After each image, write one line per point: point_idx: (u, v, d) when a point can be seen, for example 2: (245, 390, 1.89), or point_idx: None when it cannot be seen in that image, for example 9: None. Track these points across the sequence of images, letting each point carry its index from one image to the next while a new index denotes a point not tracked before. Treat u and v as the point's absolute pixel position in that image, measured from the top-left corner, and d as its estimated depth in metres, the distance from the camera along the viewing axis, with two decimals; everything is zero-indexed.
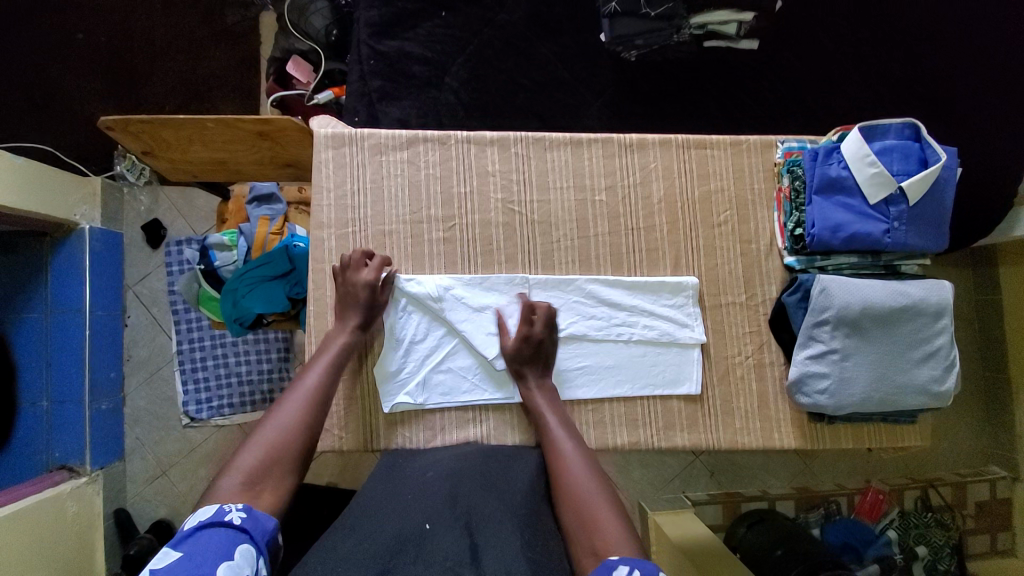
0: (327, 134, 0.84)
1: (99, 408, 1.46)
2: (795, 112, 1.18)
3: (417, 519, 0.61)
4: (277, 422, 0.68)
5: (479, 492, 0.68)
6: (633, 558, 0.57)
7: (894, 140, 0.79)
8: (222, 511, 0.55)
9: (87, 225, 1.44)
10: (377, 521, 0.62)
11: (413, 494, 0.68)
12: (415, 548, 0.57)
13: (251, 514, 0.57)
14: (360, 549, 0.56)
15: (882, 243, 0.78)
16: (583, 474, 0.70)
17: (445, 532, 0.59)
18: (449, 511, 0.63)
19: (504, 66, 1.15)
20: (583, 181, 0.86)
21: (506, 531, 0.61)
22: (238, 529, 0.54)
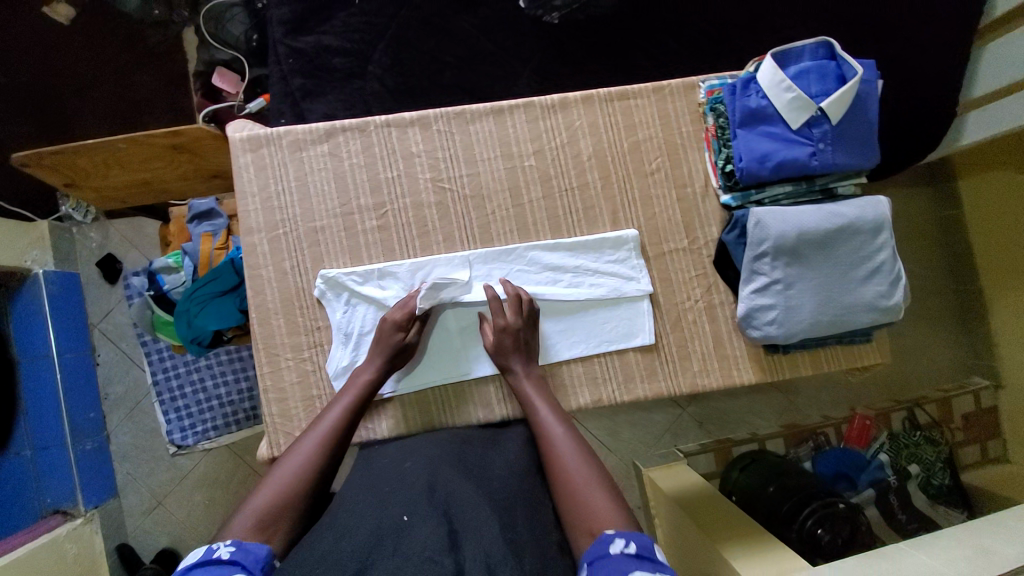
0: (243, 137, 0.82)
1: (84, 450, 1.45)
2: (725, 52, 1.16)
3: (395, 512, 0.60)
4: (293, 462, 0.67)
5: (456, 478, 0.67)
6: (626, 531, 0.59)
7: (809, 61, 0.78)
8: (210, 550, 0.55)
9: (40, 269, 1.41)
10: (354, 517, 0.61)
11: (392, 486, 0.66)
12: (393, 541, 0.56)
13: (241, 547, 0.56)
14: (339, 550, 0.56)
15: (810, 166, 0.78)
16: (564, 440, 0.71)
17: (422, 522, 0.58)
18: (426, 503, 0.61)
19: (427, 46, 1.13)
20: (510, 149, 0.85)
21: (483, 512, 0.61)
22: (228, 563, 0.54)
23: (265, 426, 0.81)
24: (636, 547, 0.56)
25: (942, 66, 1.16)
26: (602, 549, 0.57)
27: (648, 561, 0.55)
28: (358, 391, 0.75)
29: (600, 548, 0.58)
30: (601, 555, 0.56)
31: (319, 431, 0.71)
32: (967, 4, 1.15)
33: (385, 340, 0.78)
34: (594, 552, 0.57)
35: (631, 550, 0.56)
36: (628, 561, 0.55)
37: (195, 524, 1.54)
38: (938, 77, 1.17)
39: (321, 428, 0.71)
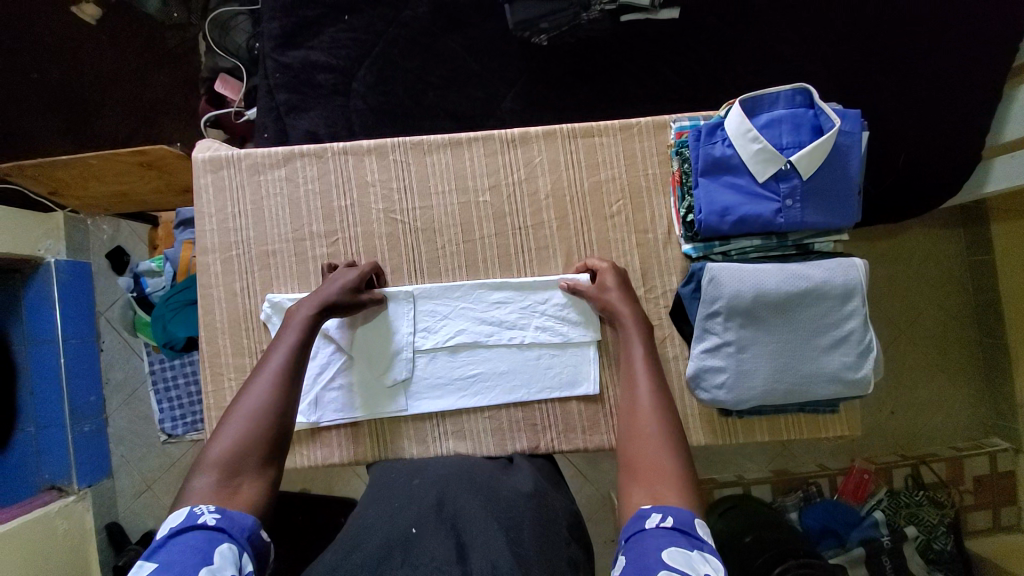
0: (204, 158, 0.84)
1: (82, 431, 1.54)
2: (728, 81, 1.08)
3: (404, 523, 0.62)
4: (250, 401, 0.65)
5: (465, 493, 0.67)
6: (667, 507, 0.58)
7: (783, 109, 0.73)
8: (194, 515, 0.53)
9: (52, 259, 1.50)
10: (365, 528, 0.63)
11: (402, 496, 0.68)
12: (403, 552, 0.58)
13: (226, 514, 0.55)
14: (352, 558, 0.58)
15: (774, 223, 0.73)
16: (646, 390, 0.70)
17: (432, 534, 0.60)
18: (434, 515, 0.63)
19: (412, 64, 1.11)
20: (466, 183, 0.83)
21: (492, 528, 0.61)
22: (214, 530, 0.53)
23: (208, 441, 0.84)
24: (674, 521, 0.55)
25: (971, 106, 1.05)
26: (637, 526, 0.57)
27: (685, 535, 0.54)
28: (300, 325, 0.72)
29: (636, 523, 0.57)
30: (638, 530, 0.56)
31: (271, 368, 0.68)
32: (1008, 38, 1.03)
33: (337, 282, 0.76)
34: (630, 529, 0.57)
35: (667, 524, 0.55)
36: (664, 535, 0.54)
37: None
38: (969, 115, 1.05)
39: (271, 367, 0.68)
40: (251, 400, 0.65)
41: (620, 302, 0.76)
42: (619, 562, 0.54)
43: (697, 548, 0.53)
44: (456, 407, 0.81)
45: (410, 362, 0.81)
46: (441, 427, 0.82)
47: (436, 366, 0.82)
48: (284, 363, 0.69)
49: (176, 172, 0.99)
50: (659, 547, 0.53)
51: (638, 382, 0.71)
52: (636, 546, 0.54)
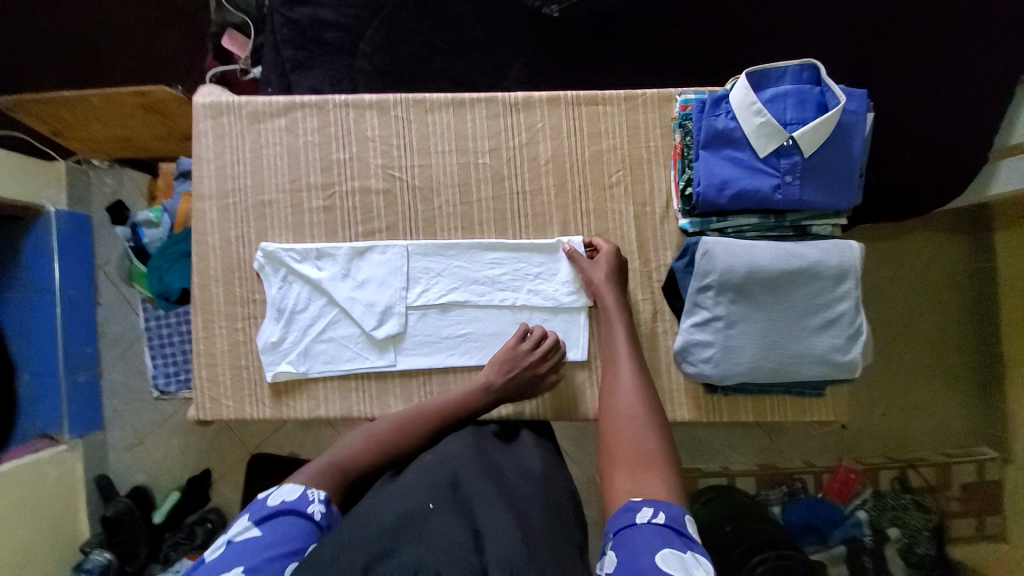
0: (205, 104, 0.84)
1: (76, 381, 1.55)
2: (739, 64, 1.07)
3: (419, 499, 0.58)
4: (377, 435, 0.70)
5: (479, 476, 0.63)
6: (656, 501, 0.57)
7: (791, 84, 0.72)
8: (308, 500, 0.59)
9: (53, 208, 1.51)
10: (383, 500, 0.58)
11: (412, 472, 0.63)
12: (418, 530, 0.54)
13: (327, 512, 0.60)
14: (368, 530, 0.53)
15: (773, 200, 0.72)
16: (630, 384, 0.70)
17: (448, 513, 0.56)
18: (449, 494, 0.59)
19: (421, 28, 1.10)
20: (466, 144, 0.83)
21: (503, 517, 0.57)
22: (314, 526, 0.58)
23: (195, 388, 0.84)
24: (665, 518, 0.55)
25: (987, 101, 1.02)
26: (628, 519, 0.56)
27: (677, 535, 0.53)
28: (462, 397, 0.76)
29: (625, 517, 0.56)
30: (627, 524, 0.55)
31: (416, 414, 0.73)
32: None
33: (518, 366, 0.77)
34: (620, 521, 0.56)
35: (659, 520, 0.54)
36: (656, 532, 0.53)
37: (170, 465, 1.64)
38: (985, 111, 1.03)
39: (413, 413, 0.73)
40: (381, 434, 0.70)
41: (609, 298, 0.77)
42: (608, 557, 0.53)
43: (690, 549, 0.51)
44: (443, 366, 0.82)
45: (402, 317, 0.82)
46: (428, 385, 0.83)
47: (426, 324, 0.82)
48: (430, 416, 0.73)
49: (175, 117, 0.98)
50: (654, 545, 0.51)
51: (626, 393, 0.69)
52: (629, 542, 0.53)
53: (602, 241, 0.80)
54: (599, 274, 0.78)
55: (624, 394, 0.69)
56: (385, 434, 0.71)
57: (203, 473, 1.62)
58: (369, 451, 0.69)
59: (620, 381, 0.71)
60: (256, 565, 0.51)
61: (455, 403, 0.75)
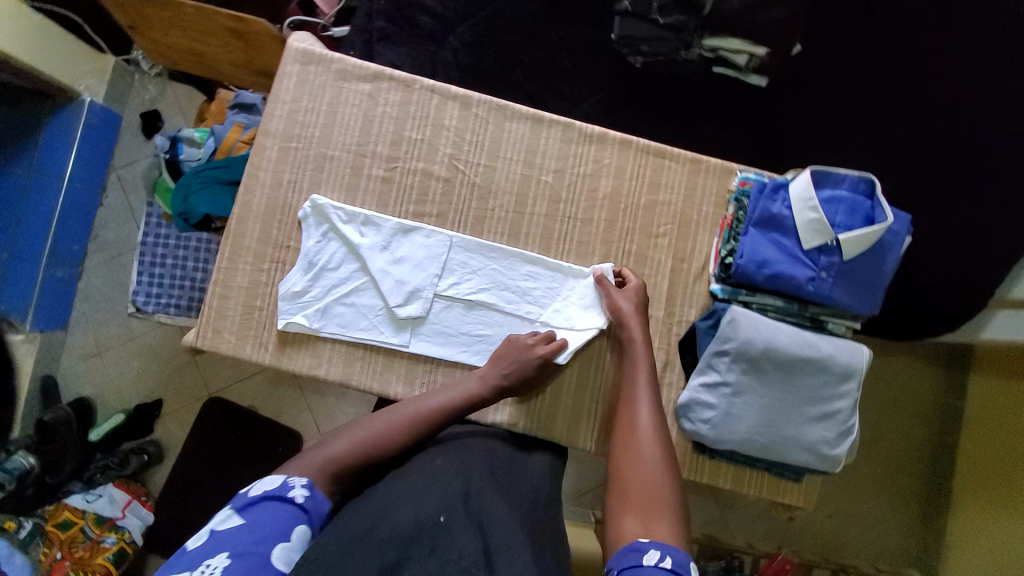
0: (298, 49, 0.85)
1: (53, 275, 1.50)
2: (789, 158, 1.14)
3: (431, 509, 0.59)
4: (378, 426, 0.71)
5: (492, 491, 0.65)
6: (663, 544, 0.60)
7: (846, 191, 0.78)
8: (288, 487, 0.60)
9: (89, 98, 1.49)
10: (397, 502, 0.60)
11: (426, 475, 0.65)
12: (429, 544, 0.56)
13: (311, 494, 0.61)
14: (382, 534, 0.55)
15: (804, 290, 0.77)
16: (646, 421, 0.73)
17: (459, 527, 0.58)
18: (462, 506, 0.61)
19: (511, 39, 1.15)
20: (534, 158, 0.86)
21: (515, 538, 0.59)
22: (298, 508, 0.59)
23: (199, 315, 0.83)
24: (670, 561, 0.57)
25: (1002, 256, 1.10)
26: (633, 559, 0.59)
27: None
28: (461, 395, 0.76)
29: (632, 556, 0.59)
30: (633, 564, 0.58)
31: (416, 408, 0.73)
32: None
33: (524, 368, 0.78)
34: (627, 560, 0.59)
35: (664, 564, 0.57)
36: (659, 573, 0.56)
37: (122, 384, 1.57)
38: (997, 264, 1.10)
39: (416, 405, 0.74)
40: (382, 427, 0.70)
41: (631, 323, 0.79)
42: None
43: None
44: (453, 360, 0.83)
45: (428, 303, 0.83)
46: (433, 374, 0.83)
47: (449, 316, 0.83)
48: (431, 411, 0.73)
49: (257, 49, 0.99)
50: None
51: (639, 434, 0.72)
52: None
53: (631, 273, 0.83)
54: (623, 303, 0.80)
55: (640, 433, 0.72)
56: (389, 427, 0.71)
57: (154, 402, 1.56)
58: (377, 440, 0.69)
59: (640, 423, 0.73)
60: (241, 551, 0.53)
61: (448, 402, 0.75)
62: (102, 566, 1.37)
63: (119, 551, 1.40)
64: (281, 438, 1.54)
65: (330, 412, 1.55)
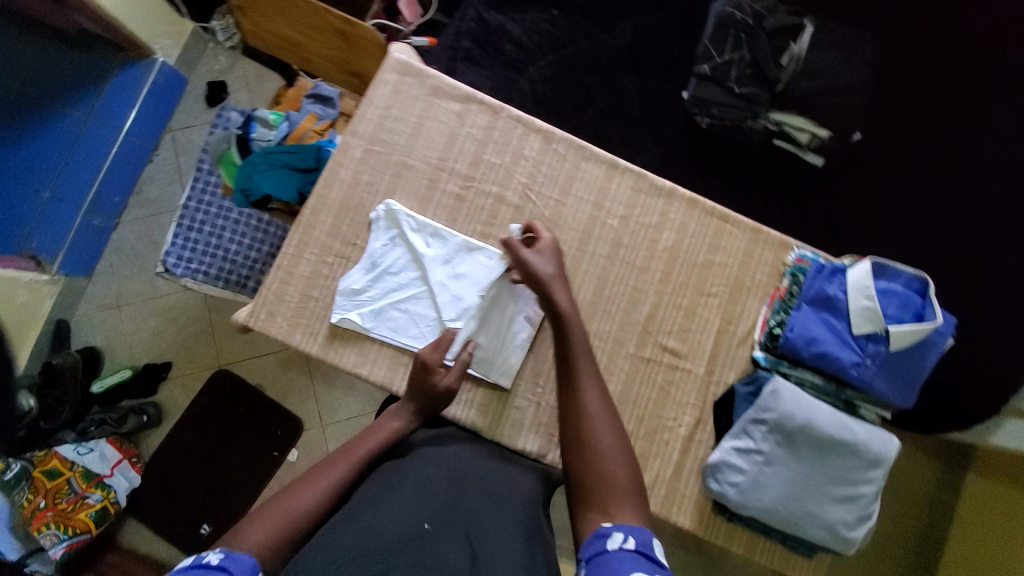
0: (399, 60, 0.89)
1: (89, 222, 1.50)
2: (836, 237, 1.16)
3: (417, 518, 0.65)
4: (310, 492, 0.69)
5: (474, 501, 0.71)
6: (626, 527, 0.64)
7: (899, 286, 0.81)
8: (200, 557, 0.57)
9: (161, 59, 1.52)
10: (382, 515, 0.65)
11: (413, 486, 0.70)
12: (417, 550, 0.61)
13: (229, 556, 0.58)
14: (367, 546, 0.60)
15: (847, 372, 0.80)
16: (598, 411, 0.75)
17: (443, 535, 0.64)
18: (445, 516, 0.67)
19: (588, 80, 1.21)
20: (603, 202, 0.89)
21: (497, 544, 0.66)
22: (217, 569, 0.56)
23: (257, 295, 0.84)
24: (635, 543, 0.61)
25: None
26: (600, 545, 0.62)
27: (644, 558, 0.59)
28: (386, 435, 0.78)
29: (597, 543, 0.62)
30: (601, 550, 0.61)
31: (351, 458, 0.74)
32: None
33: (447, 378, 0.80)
34: (593, 546, 0.62)
35: (629, 545, 0.61)
36: (627, 555, 0.59)
37: (134, 340, 1.56)
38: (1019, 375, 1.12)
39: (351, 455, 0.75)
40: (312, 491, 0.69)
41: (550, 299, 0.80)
42: None
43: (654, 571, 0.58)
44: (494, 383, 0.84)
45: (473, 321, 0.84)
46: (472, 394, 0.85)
47: (491, 336, 0.84)
48: (359, 463, 0.74)
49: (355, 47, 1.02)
50: (624, 567, 0.58)
51: (598, 425, 0.74)
52: (601, 568, 0.59)
53: (540, 227, 0.84)
54: (536, 263, 0.81)
55: (599, 426, 0.73)
56: (322, 485, 0.70)
57: (163, 364, 1.54)
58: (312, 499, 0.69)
59: (587, 402, 0.75)
60: None
61: (375, 452, 0.76)
62: (82, 522, 1.35)
63: (102, 509, 1.38)
64: (281, 424, 1.53)
65: (335, 406, 1.54)
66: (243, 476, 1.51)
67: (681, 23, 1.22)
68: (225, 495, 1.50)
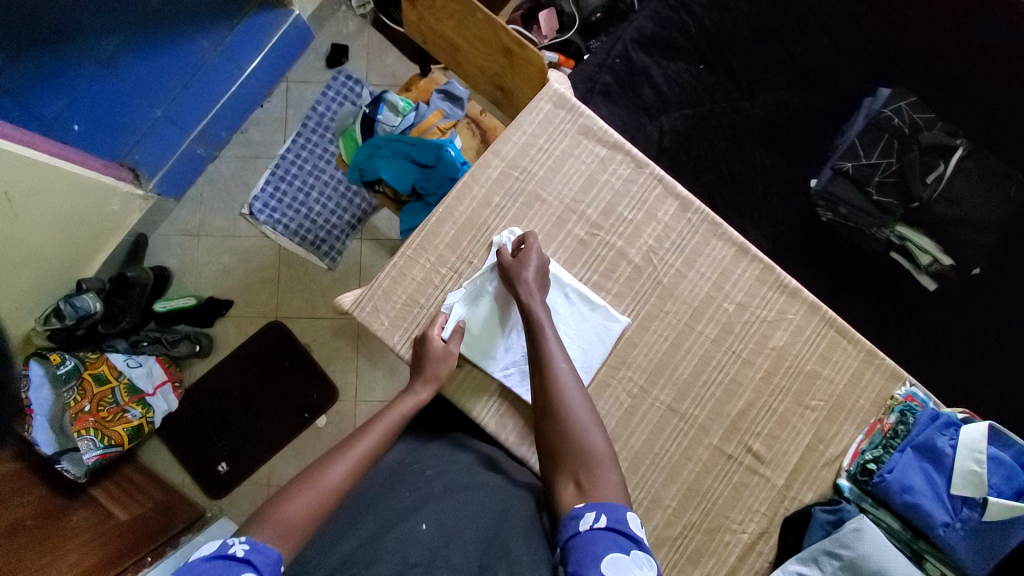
0: (556, 91, 0.88)
1: (193, 150, 1.53)
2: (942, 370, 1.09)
3: (412, 519, 0.66)
4: (333, 475, 0.70)
5: (466, 494, 0.72)
6: (599, 504, 0.64)
7: (1009, 456, 0.78)
8: (227, 544, 0.57)
9: (298, 13, 1.52)
10: (375, 518, 0.70)
11: (414, 489, 0.74)
12: (400, 536, 0.64)
13: (254, 547, 0.58)
14: (361, 547, 0.64)
15: (932, 529, 0.77)
16: (572, 388, 0.75)
17: (432, 518, 0.67)
18: (431, 505, 0.69)
19: (717, 144, 1.17)
20: (723, 284, 0.86)
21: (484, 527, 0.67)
22: (241, 561, 0.56)
23: (369, 285, 0.85)
24: (605, 519, 0.62)
25: None
26: (572, 526, 0.63)
27: (616, 532, 0.60)
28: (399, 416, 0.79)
29: (571, 525, 0.63)
30: (573, 533, 0.62)
31: (369, 440, 0.75)
32: None
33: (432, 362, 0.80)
34: (568, 526, 0.63)
35: (600, 522, 0.61)
36: (599, 533, 0.60)
37: (202, 272, 1.59)
38: None
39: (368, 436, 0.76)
40: (334, 473, 0.70)
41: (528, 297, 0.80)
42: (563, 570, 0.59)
43: (631, 549, 0.59)
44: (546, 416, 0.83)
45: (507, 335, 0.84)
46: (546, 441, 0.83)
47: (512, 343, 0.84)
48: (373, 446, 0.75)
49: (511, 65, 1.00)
50: (600, 550, 0.59)
51: (571, 398, 0.74)
52: (577, 550, 0.60)
53: (531, 238, 0.82)
54: (525, 270, 0.80)
55: (572, 399, 0.74)
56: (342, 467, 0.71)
57: (224, 302, 1.56)
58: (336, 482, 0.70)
59: (558, 375, 0.75)
60: None
61: (390, 426, 0.78)
62: (117, 434, 1.36)
63: (138, 426, 1.40)
64: (318, 389, 1.54)
65: (373, 386, 1.54)
66: (273, 428, 1.54)
67: (826, 108, 1.17)
68: (249, 442, 1.53)
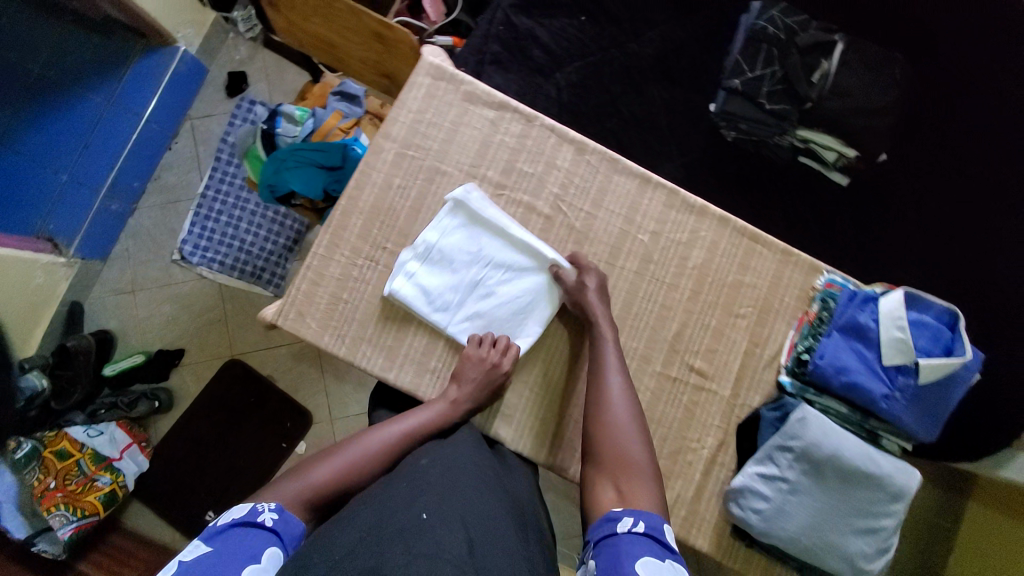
0: (432, 64, 0.88)
1: (108, 207, 1.48)
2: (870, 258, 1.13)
3: (414, 509, 0.57)
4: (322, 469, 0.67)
5: (467, 484, 0.65)
6: (637, 511, 0.61)
7: (931, 318, 0.80)
8: (256, 511, 0.57)
9: (184, 47, 1.49)
10: (371, 509, 0.59)
11: (407, 480, 0.64)
12: (403, 537, 0.53)
13: (282, 516, 0.59)
14: (358, 541, 0.53)
15: (876, 404, 0.79)
16: (619, 399, 0.74)
17: (444, 523, 0.55)
18: (438, 502, 0.59)
19: (614, 89, 1.19)
20: (635, 217, 0.88)
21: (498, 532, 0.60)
22: (270, 531, 0.56)
23: (286, 294, 0.84)
24: (644, 527, 0.59)
25: None
26: (609, 528, 0.60)
27: (656, 541, 0.57)
28: (406, 428, 0.75)
29: (607, 527, 0.60)
30: (609, 533, 0.59)
31: (367, 444, 0.72)
32: None
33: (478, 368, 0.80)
34: (603, 529, 0.60)
35: (638, 528, 0.58)
36: (637, 540, 0.57)
37: (147, 329, 1.55)
38: None
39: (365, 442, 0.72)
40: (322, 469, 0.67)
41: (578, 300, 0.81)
42: (590, 564, 0.57)
43: (667, 558, 0.55)
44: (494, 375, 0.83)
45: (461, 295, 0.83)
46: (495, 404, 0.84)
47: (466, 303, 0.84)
48: (372, 452, 0.71)
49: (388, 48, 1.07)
50: (635, 553, 0.55)
51: (622, 413, 0.73)
52: (610, 551, 0.57)
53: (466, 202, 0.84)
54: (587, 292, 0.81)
55: (619, 411, 0.73)
56: (333, 468, 0.68)
57: (176, 351, 1.53)
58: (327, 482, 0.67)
59: (609, 387, 0.75)
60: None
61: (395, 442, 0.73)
62: (90, 504, 1.32)
63: (110, 492, 1.36)
64: (291, 417, 1.52)
65: (345, 402, 1.53)
66: (254, 466, 1.50)
67: (709, 34, 1.20)
68: (231, 486, 1.49)
